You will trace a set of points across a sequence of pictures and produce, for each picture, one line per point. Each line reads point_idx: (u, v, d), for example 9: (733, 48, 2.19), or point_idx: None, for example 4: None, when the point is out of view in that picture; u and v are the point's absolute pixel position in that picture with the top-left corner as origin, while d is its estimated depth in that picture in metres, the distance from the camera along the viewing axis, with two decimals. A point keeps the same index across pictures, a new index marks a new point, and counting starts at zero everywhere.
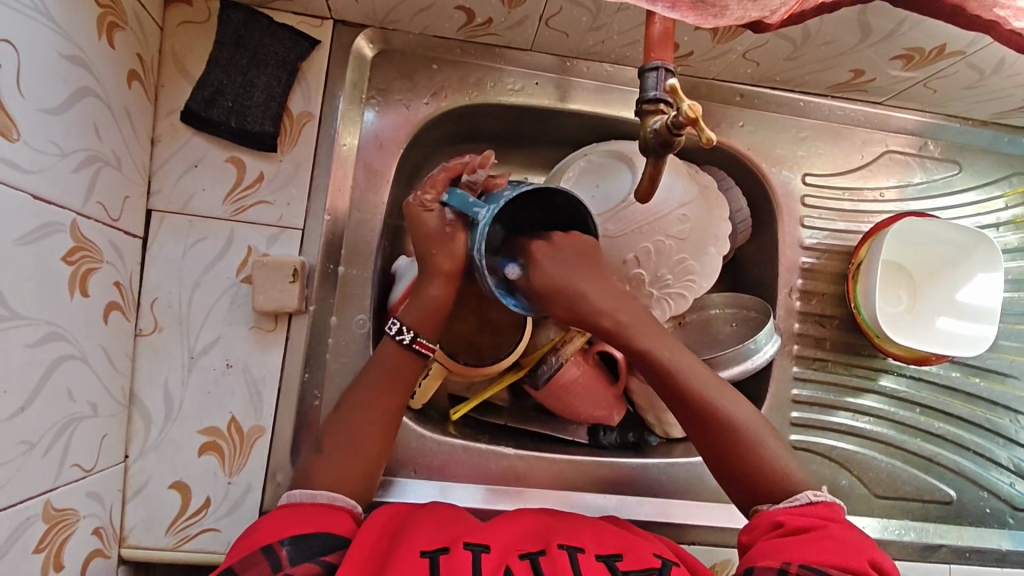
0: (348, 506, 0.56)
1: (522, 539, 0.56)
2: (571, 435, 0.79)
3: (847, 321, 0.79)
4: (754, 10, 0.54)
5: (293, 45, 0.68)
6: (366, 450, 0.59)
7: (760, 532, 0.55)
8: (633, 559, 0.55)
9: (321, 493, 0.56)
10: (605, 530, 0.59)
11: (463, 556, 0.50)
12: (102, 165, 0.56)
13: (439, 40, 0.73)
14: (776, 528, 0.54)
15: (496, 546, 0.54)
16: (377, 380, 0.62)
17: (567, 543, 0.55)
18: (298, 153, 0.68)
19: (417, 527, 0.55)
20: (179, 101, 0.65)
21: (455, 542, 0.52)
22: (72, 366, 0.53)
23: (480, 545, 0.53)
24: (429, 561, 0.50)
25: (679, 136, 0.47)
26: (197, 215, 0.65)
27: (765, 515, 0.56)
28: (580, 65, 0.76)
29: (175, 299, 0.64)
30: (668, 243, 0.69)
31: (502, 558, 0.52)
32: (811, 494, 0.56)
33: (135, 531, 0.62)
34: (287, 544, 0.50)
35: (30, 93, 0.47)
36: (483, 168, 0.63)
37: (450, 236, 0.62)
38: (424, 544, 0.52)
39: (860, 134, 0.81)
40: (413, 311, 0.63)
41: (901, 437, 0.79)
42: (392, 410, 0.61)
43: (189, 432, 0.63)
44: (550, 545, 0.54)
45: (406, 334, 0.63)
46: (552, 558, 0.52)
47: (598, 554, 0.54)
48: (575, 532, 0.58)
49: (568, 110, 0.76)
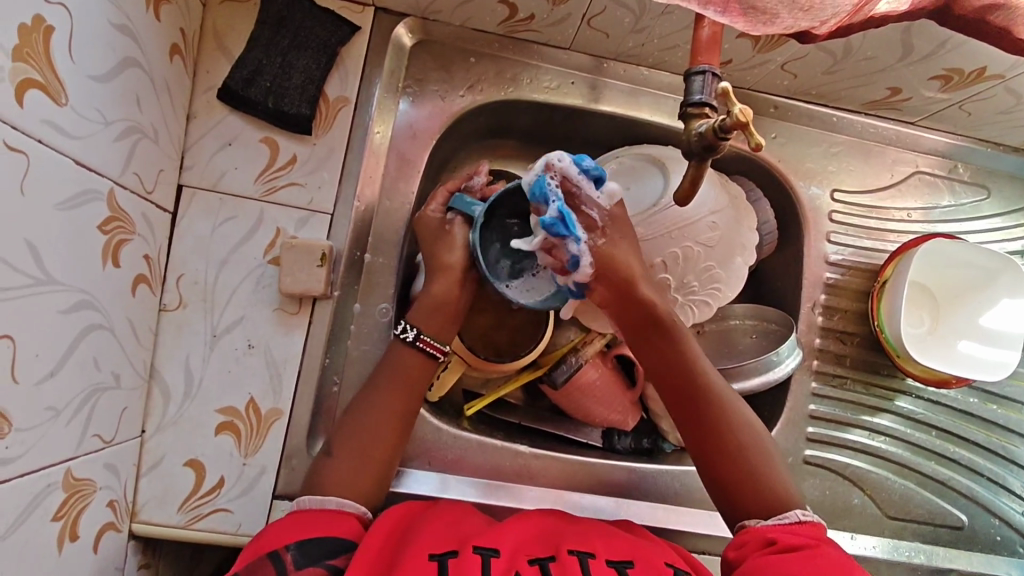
0: (358, 511, 0.56)
1: (531, 541, 0.56)
2: (584, 436, 0.79)
3: (869, 340, 0.79)
4: (804, 20, 0.51)
5: (334, 29, 0.68)
6: (376, 441, 0.60)
7: (751, 549, 0.55)
8: (645, 568, 0.54)
9: (330, 499, 0.56)
10: (614, 536, 0.59)
11: (472, 560, 0.50)
12: (141, 136, 0.56)
13: (479, 33, 0.73)
14: (769, 545, 0.54)
15: (505, 550, 0.53)
16: (390, 381, 0.62)
17: (578, 547, 0.55)
18: (331, 137, 0.68)
19: (433, 524, 0.55)
20: (218, 79, 0.66)
21: (465, 545, 0.52)
22: (99, 335, 0.52)
23: (490, 549, 0.52)
24: (437, 565, 0.50)
25: (725, 140, 0.46)
26: (229, 193, 0.65)
27: (756, 532, 0.56)
28: (616, 67, 0.76)
29: (201, 276, 0.64)
30: (696, 249, 0.68)
31: (511, 563, 0.52)
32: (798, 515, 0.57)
33: (148, 506, 0.61)
34: (292, 549, 0.50)
35: (78, 58, 0.46)
36: (480, 175, 0.70)
37: (448, 232, 0.66)
38: (432, 546, 0.52)
39: (890, 153, 0.81)
40: (422, 311, 0.65)
41: (916, 459, 0.78)
42: (399, 409, 0.62)
43: (208, 410, 0.63)
44: (559, 550, 0.54)
45: (410, 331, 0.64)
46: (562, 564, 0.52)
47: (609, 559, 0.54)
48: (585, 537, 0.57)
49: (601, 111, 0.76)
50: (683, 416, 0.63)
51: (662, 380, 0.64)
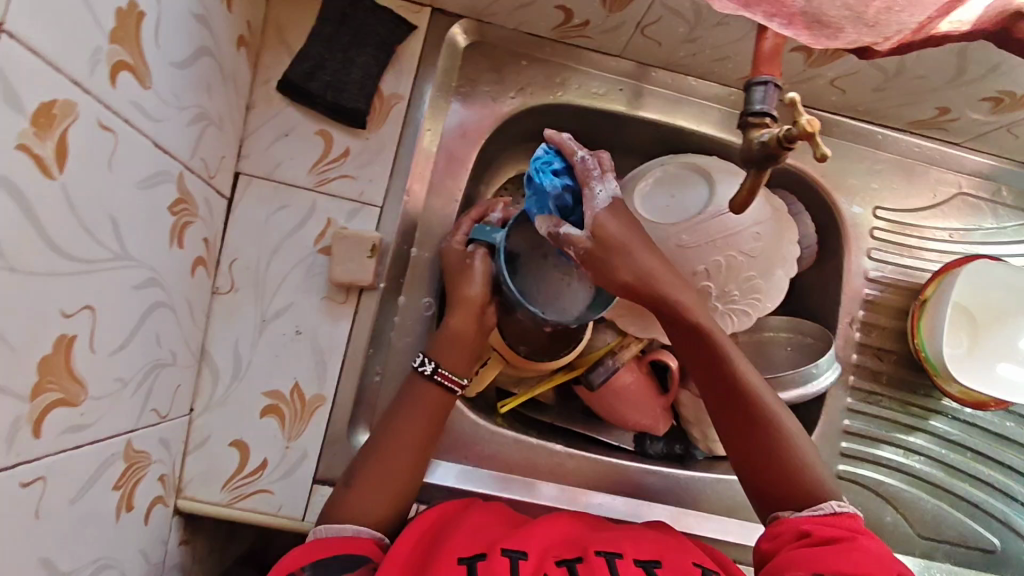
0: (372, 536, 0.57)
1: (558, 542, 0.57)
2: (616, 439, 0.79)
3: (906, 357, 0.79)
4: (869, 35, 0.52)
5: (392, 27, 0.69)
6: (389, 471, 0.60)
7: (785, 540, 0.55)
8: (673, 568, 0.55)
9: (348, 525, 0.57)
10: (642, 535, 0.59)
11: (501, 562, 0.51)
12: (208, 123, 0.57)
13: (531, 37, 0.74)
14: (802, 538, 0.54)
15: (534, 552, 0.54)
16: (403, 415, 0.62)
17: (604, 548, 0.56)
18: (385, 132, 0.69)
19: (463, 525, 0.57)
20: (278, 71, 0.68)
21: (493, 548, 0.53)
22: (162, 313, 0.53)
23: (518, 552, 0.53)
24: (465, 568, 0.51)
25: (787, 150, 0.47)
26: (283, 182, 0.67)
27: (789, 523, 0.56)
28: (660, 76, 0.77)
29: (253, 261, 0.66)
30: (740, 259, 0.69)
31: (540, 566, 0.53)
32: (834, 505, 0.57)
33: (192, 483, 0.63)
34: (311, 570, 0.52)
35: (163, 44, 0.47)
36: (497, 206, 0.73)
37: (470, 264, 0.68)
38: (460, 550, 0.53)
39: (934, 172, 0.81)
40: (440, 342, 0.66)
41: (949, 480, 0.78)
42: (409, 440, 0.61)
43: (254, 392, 0.65)
44: (586, 551, 0.55)
45: (428, 364, 0.65)
46: (589, 564, 0.53)
47: (636, 560, 0.55)
48: (613, 538, 0.58)
49: (642, 117, 0.77)
50: (714, 410, 0.62)
51: (694, 372, 0.62)
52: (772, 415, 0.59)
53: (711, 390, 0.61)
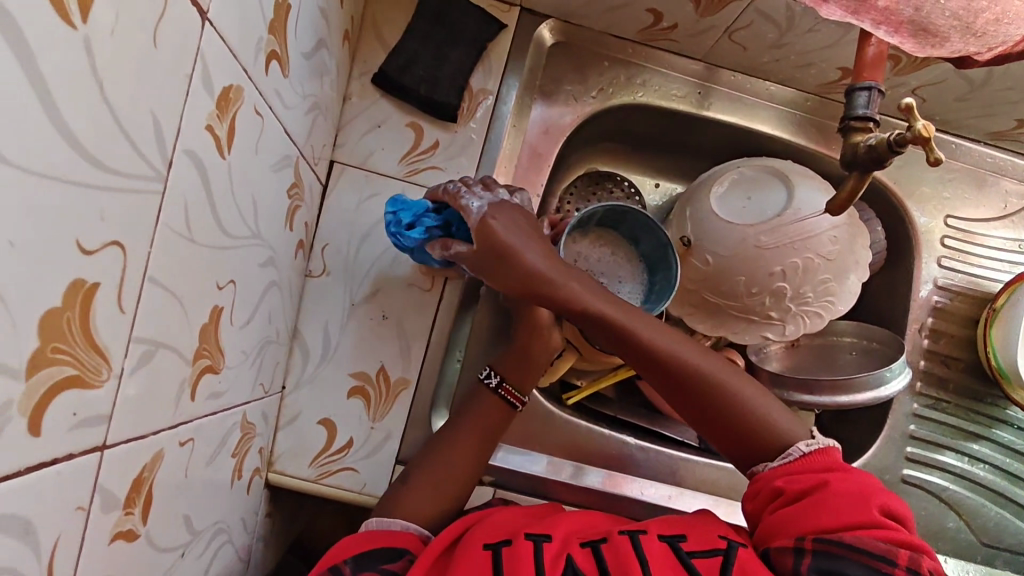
0: (419, 532, 0.60)
1: (585, 529, 0.58)
2: (680, 435, 0.81)
3: (972, 366, 0.79)
4: (973, 45, 0.53)
5: (484, 26, 0.71)
6: (445, 481, 0.62)
7: (764, 501, 0.57)
8: (697, 541, 0.55)
9: (394, 521, 0.59)
10: (673, 517, 0.60)
11: (525, 547, 0.53)
12: (318, 112, 0.60)
13: (614, 39, 0.76)
14: (778, 497, 0.56)
15: (557, 535, 0.56)
16: (466, 424, 0.64)
17: (628, 529, 0.57)
18: (473, 127, 0.72)
19: (490, 520, 0.58)
20: (374, 65, 0.70)
21: (518, 534, 0.55)
22: (274, 292, 0.56)
23: (542, 536, 0.55)
24: (493, 553, 0.53)
25: (896, 153, 0.48)
26: (374, 172, 0.70)
27: (765, 480, 0.58)
28: (723, 74, 0.78)
29: (345, 247, 0.68)
30: (817, 261, 0.70)
31: (563, 546, 0.54)
32: (802, 447, 0.58)
33: (283, 458, 0.65)
34: (349, 562, 0.54)
35: (298, 36, 0.50)
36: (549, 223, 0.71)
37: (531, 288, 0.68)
38: (486, 538, 0.55)
39: (1006, 184, 0.81)
40: (505, 361, 0.67)
41: (1013, 489, 0.78)
42: (469, 452, 0.64)
43: (342, 373, 0.67)
44: (611, 532, 0.56)
45: (493, 378, 0.67)
46: (612, 545, 0.54)
47: (660, 535, 0.56)
48: (642, 521, 0.59)
49: (704, 117, 0.79)
50: (671, 396, 0.62)
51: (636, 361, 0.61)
52: (722, 387, 0.60)
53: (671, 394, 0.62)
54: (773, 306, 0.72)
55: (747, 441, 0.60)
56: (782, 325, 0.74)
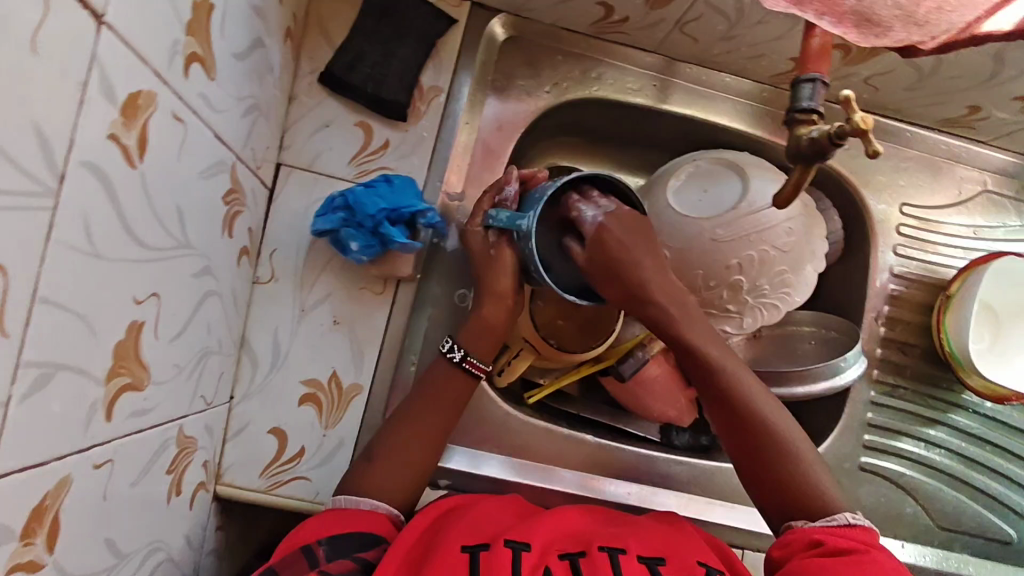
0: (388, 512, 0.59)
1: (564, 537, 0.58)
2: (641, 430, 0.81)
3: (929, 352, 0.80)
4: (917, 35, 0.53)
5: (432, 21, 0.69)
6: (411, 453, 0.61)
7: (795, 549, 0.55)
8: (676, 565, 0.56)
9: (365, 500, 0.58)
10: (648, 530, 0.60)
11: (503, 554, 0.53)
12: (258, 114, 0.58)
13: (566, 32, 0.74)
14: (814, 547, 0.55)
15: (536, 545, 0.56)
16: (427, 397, 0.64)
17: (607, 544, 0.57)
18: (424, 125, 0.70)
19: (470, 517, 0.58)
20: (320, 63, 0.68)
21: (496, 539, 0.55)
22: (212, 302, 0.54)
23: (521, 544, 0.55)
24: (469, 557, 0.53)
25: (838, 145, 0.47)
26: (322, 173, 0.68)
27: (802, 531, 0.56)
28: (683, 67, 0.77)
29: (294, 252, 0.67)
30: (773, 253, 0.70)
31: (541, 559, 0.54)
32: (848, 518, 0.57)
33: (231, 469, 0.64)
34: (324, 545, 0.54)
35: (227, 35, 0.47)
36: (512, 184, 0.66)
37: (494, 255, 0.65)
38: (464, 538, 0.55)
39: (960, 170, 0.82)
40: (469, 333, 0.66)
41: (967, 472, 0.80)
42: (434, 429, 0.63)
43: (293, 380, 0.66)
44: (590, 546, 0.57)
45: (457, 352, 0.65)
46: (590, 560, 0.55)
47: (639, 555, 0.56)
48: (618, 534, 0.59)
49: (665, 111, 0.78)
50: (711, 408, 0.64)
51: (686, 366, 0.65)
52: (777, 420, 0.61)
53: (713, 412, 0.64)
54: (730, 299, 0.72)
55: (778, 477, 0.60)
56: (740, 318, 0.74)
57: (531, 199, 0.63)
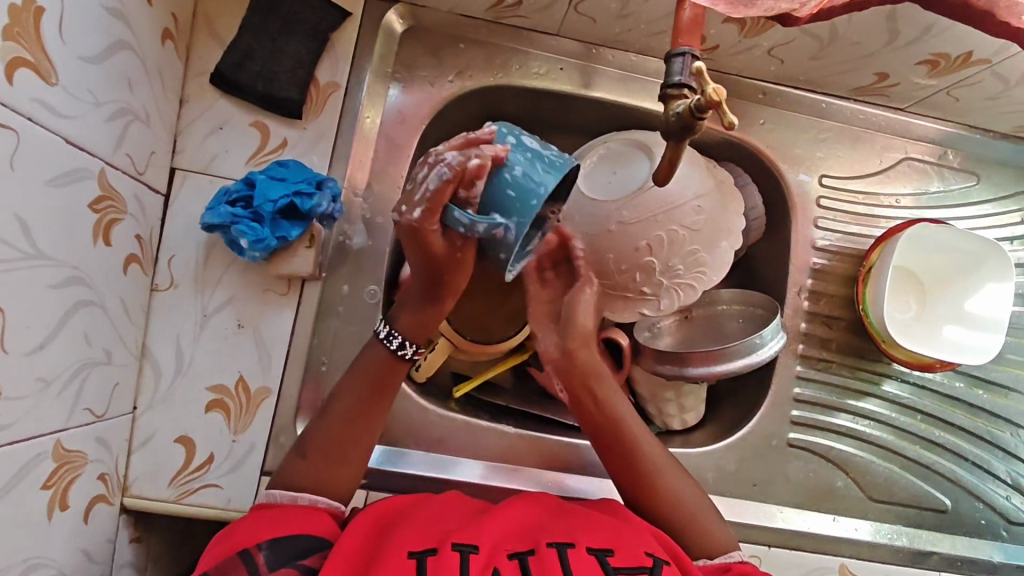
0: (331, 507, 0.57)
1: (513, 535, 0.55)
2: (570, 419, 0.80)
3: (855, 324, 0.79)
4: (784, 2, 0.52)
5: (323, 14, 0.68)
6: (346, 445, 0.59)
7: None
8: (625, 556, 0.53)
9: (303, 496, 0.56)
10: (596, 520, 0.58)
11: (450, 558, 0.49)
12: (133, 119, 0.57)
13: (466, 19, 0.73)
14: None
15: (484, 544, 0.52)
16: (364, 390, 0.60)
17: (556, 539, 0.54)
18: (322, 121, 0.68)
19: (413, 523, 0.54)
20: (210, 63, 0.66)
21: (443, 543, 0.51)
22: (88, 312, 0.53)
23: (469, 545, 0.51)
24: (415, 564, 0.49)
25: (701, 119, 0.47)
26: (219, 176, 0.66)
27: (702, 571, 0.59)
28: (606, 53, 0.76)
29: (192, 257, 0.65)
30: (682, 233, 0.69)
31: (491, 560, 0.50)
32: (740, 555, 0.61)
33: (139, 481, 0.63)
34: (265, 549, 0.50)
35: (70, 39, 0.47)
36: (482, 177, 0.49)
37: (460, 261, 0.56)
38: (410, 544, 0.51)
39: (880, 139, 0.81)
40: (411, 320, 0.61)
41: (900, 443, 0.79)
42: (370, 416, 0.60)
43: (198, 387, 0.65)
44: (538, 543, 0.53)
45: (408, 348, 0.61)
46: (540, 558, 0.51)
47: (590, 548, 0.53)
48: (568, 528, 0.56)
49: (594, 98, 0.76)
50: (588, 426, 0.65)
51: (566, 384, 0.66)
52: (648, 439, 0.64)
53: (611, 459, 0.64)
54: (644, 282, 0.71)
55: (650, 491, 0.62)
56: (657, 300, 0.73)
57: (500, 192, 0.50)
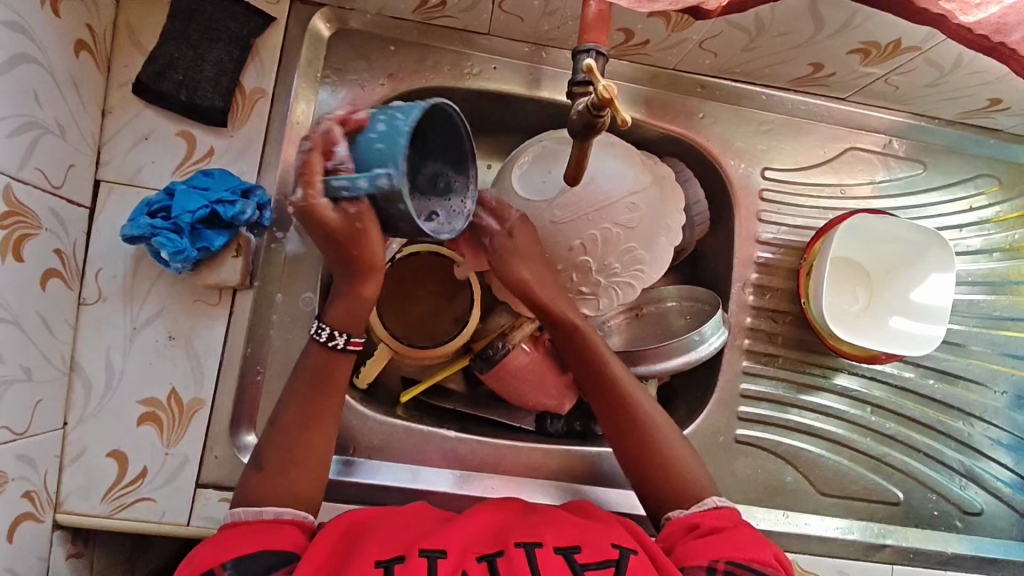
0: (298, 519, 0.53)
1: (483, 538, 0.53)
2: (518, 420, 0.80)
3: (801, 317, 0.79)
4: None
5: (246, 21, 0.67)
6: (304, 453, 0.56)
7: (676, 538, 0.57)
8: (593, 551, 0.51)
9: (267, 509, 0.52)
10: (566, 520, 0.55)
11: (417, 564, 0.47)
12: (42, 132, 0.56)
13: (396, 21, 0.73)
14: (692, 531, 0.57)
15: (453, 549, 0.50)
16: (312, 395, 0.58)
17: (525, 538, 0.51)
18: (249, 129, 0.68)
19: (379, 533, 0.52)
20: (132, 74, 0.66)
21: (410, 549, 0.49)
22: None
23: (437, 550, 0.49)
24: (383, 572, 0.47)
25: (601, 117, 0.47)
26: (146, 187, 0.66)
27: (679, 521, 0.59)
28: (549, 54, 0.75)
29: (120, 270, 0.65)
30: (616, 231, 0.68)
31: (460, 564, 0.48)
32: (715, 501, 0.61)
33: (71, 498, 0.63)
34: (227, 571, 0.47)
35: None
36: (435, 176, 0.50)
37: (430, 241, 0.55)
38: (379, 554, 0.49)
39: (823, 129, 0.80)
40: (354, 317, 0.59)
41: (852, 436, 0.78)
42: (324, 424, 0.57)
43: (130, 401, 0.64)
44: (507, 543, 0.51)
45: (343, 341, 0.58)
46: (509, 559, 0.49)
47: (558, 547, 0.51)
48: (536, 527, 0.54)
49: (539, 98, 0.76)
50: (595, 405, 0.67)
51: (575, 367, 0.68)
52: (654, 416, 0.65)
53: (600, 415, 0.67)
54: (581, 280, 0.71)
55: (659, 469, 0.63)
56: (596, 299, 0.73)
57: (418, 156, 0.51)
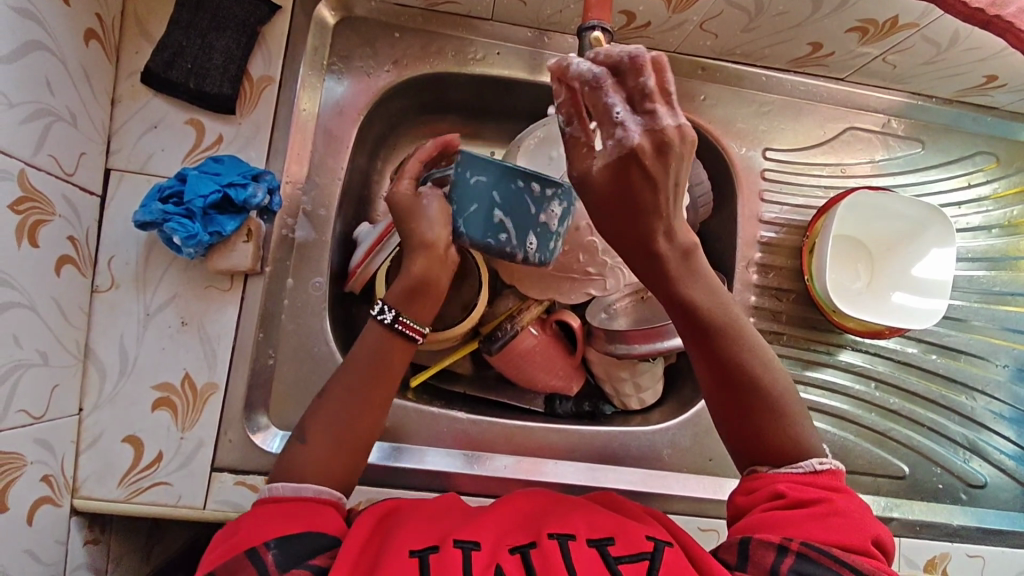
0: (333, 498, 0.51)
1: (513, 531, 0.51)
2: (527, 403, 0.81)
3: (805, 295, 0.80)
4: None
5: (252, 9, 0.68)
6: (355, 429, 0.54)
7: (758, 498, 0.50)
8: (628, 544, 0.49)
9: (307, 485, 0.51)
10: (599, 513, 0.54)
11: (452, 555, 0.45)
12: (54, 120, 0.57)
13: (401, 8, 0.74)
14: (775, 497, 0.49)
15: (486, 542, 0.48)
16: (367, 364, 0.56)
17: (558, 530, 0.50)
18: (257, 115, 0.69)
19: (408, 524, 0.50)
20: (140, 63, 0.67)
21: (444, 540, 0.47)
22: (17, 313, 0.54)
23: (471, 542, 0.47)
24: (418, 562, 0.45)
25: None
26: (155, 175, 0.66)
27: (767, 478, 0.51)
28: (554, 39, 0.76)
29: (132, 257, 0.65)
30: None
31: (494, 556, 0.46)
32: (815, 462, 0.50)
33: (88, 482, 0.63)
34: (273, 548, 0.45)
35: None
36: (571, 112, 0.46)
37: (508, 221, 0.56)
38: (410, 543, 0.47)
39: (824, 110, 0.81)
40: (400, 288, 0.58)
41: (857, 412, 0.79)
42: (378, 391, 0.56)
43: (144, 386, 0.65)
44: (540, 535, 0.49)
45: (388, 312, 0.57)
46: (542, 550, 0.47)
47: (591, 539, 0.49)
48: (568, 520, 0.52)
49: (543, 83, 0.77)
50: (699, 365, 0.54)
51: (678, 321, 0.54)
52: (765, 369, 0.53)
53: (699, 363, 0.54)
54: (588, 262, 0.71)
55: (764, 432, 0.52)
56: (602, 280, 0.73)
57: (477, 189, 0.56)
